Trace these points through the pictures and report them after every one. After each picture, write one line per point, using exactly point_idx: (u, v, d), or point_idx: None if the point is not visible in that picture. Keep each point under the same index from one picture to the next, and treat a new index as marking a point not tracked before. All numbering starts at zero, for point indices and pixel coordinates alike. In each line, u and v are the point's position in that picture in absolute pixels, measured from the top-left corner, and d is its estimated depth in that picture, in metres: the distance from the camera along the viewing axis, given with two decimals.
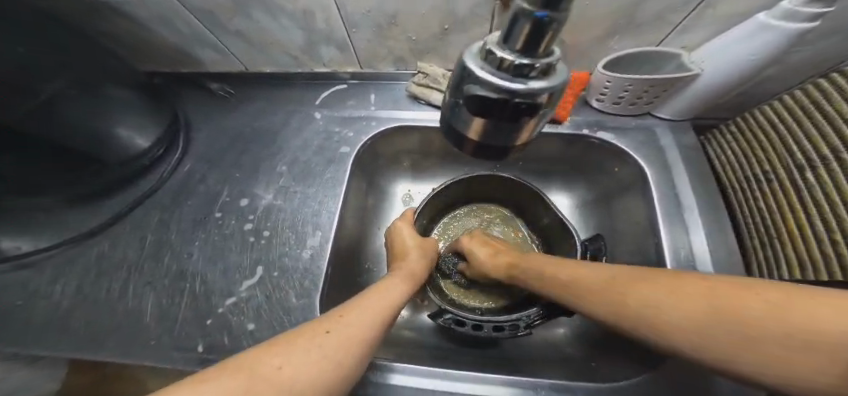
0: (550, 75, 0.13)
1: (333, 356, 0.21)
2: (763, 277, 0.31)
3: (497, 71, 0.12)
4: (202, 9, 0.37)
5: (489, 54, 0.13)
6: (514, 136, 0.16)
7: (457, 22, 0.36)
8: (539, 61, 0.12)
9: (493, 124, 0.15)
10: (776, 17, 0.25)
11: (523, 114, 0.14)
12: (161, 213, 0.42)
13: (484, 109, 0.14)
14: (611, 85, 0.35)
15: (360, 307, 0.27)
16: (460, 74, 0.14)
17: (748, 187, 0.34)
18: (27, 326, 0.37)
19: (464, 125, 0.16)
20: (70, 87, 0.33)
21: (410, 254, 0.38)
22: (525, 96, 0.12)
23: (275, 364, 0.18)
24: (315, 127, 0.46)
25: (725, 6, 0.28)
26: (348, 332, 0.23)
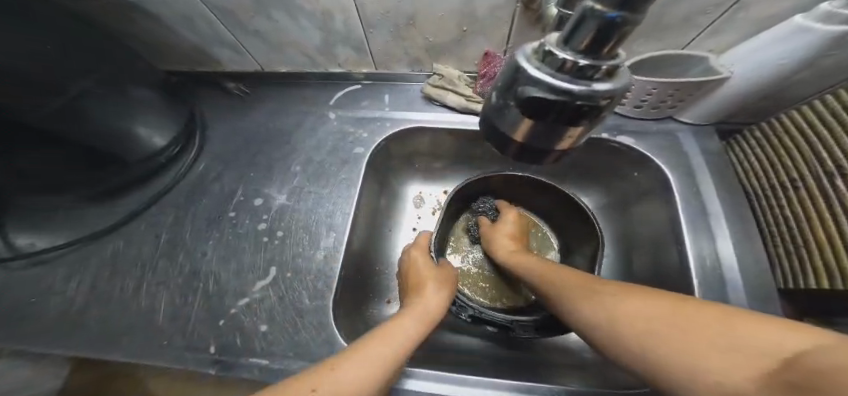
0: (612, 78, 0.12)
1: None
2: (789, 286, 0.30)
3: (557, 72, 0.12)
4: (221, 9, 0.37)
5: (548, 55, 0.12)
6: (564, 140, 0.15)
7: (476, 24, 0.36)
8: (604, 63, 0.12)
9: (543, 128, 0.14)
10: (812, 19, 0.25)
11: (579, 119, 0.13)
12: (175, 211, 0.42)
13: (536, 113, 0.14)
14: (634, 88, 0.34)
15: None
16: (513, 76, 0.14)
17: (774, 193, 0.33)
18: (41, 323, 0.37)
19: (511, 128, 0.16)
20: (94, 86, 0.34)
21: None
22: (586, 99, 0.12)
23: None
24: (329, 127, 0.46)
25: (758, 8, 0.27)
26: (358, 378, 0.21)
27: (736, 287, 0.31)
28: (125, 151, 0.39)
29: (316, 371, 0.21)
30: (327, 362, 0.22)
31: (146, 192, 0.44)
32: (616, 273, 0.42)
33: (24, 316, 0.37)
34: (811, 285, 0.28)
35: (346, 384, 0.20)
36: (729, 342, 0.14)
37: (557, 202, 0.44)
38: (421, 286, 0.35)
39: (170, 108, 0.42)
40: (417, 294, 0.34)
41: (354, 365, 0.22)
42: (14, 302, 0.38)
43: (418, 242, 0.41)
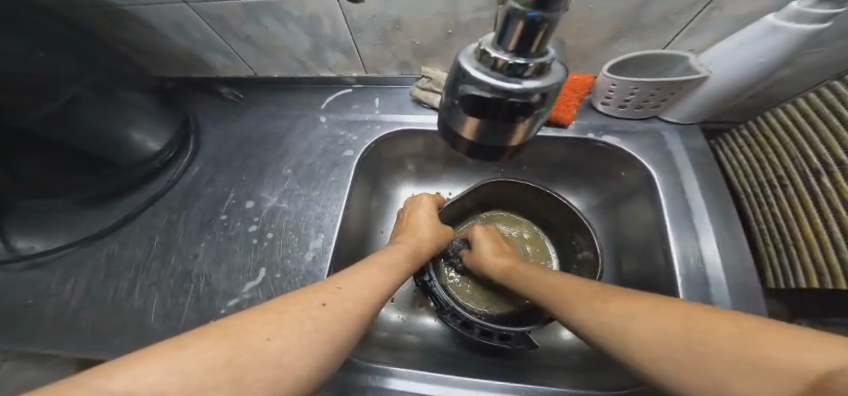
0: (545, 75, 0.13)
1: (325, 329, 0.20)
2: (779, 285, 0.30)
3: (492, 71, 0.13)
4: (213, 14, 0.38)
5: (484, 55, 0.13)
6: (512, 135, 0.16)
7: (461, 27, 0.36)
8: (533, 60, 0.12)
9: (489, 123, 0.15)
10: (785, 18, 0.25)
11: (518, 114, 0.14)
12: (169, 214, 0.43)
13: (480, 110, 0.14)
14: (616, 88, 0.34)
15: (356, 279, 0.26)
16: (455, 75, 0.14)
17: (760, 192, 0.33)
18: (36, 324, 0.37)
19: (460, 125, 0.16)
20: (89, 92, 0.34)
21: (420, 229, 0.39)
22: (520, 96, 0.13)
23: (265, 334, 0.18)
24: (321, 131, 0.47)
25: (734, 6, 0.27)
26: (356, 297, 0.24)
27: (721, 288, 0.31)
28: (120, 155, 0.39)
29: (324, 286, 0.24)
30: (329, 283, 0.25)
31: (142, 196, 0.45)
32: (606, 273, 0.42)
33: (21, 318, 0.38)
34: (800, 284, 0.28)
35: (349, 297, 0.24)
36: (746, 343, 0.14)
37: (547, 203, 0.44)
38: (416, 229, 0.39)
39: (164, 113, 0.43)
40: (410, 235, 0.38)
41: (355, 287, 0.25)
42: (12, 304, 0.39)
43: (420, 200, 0.44)
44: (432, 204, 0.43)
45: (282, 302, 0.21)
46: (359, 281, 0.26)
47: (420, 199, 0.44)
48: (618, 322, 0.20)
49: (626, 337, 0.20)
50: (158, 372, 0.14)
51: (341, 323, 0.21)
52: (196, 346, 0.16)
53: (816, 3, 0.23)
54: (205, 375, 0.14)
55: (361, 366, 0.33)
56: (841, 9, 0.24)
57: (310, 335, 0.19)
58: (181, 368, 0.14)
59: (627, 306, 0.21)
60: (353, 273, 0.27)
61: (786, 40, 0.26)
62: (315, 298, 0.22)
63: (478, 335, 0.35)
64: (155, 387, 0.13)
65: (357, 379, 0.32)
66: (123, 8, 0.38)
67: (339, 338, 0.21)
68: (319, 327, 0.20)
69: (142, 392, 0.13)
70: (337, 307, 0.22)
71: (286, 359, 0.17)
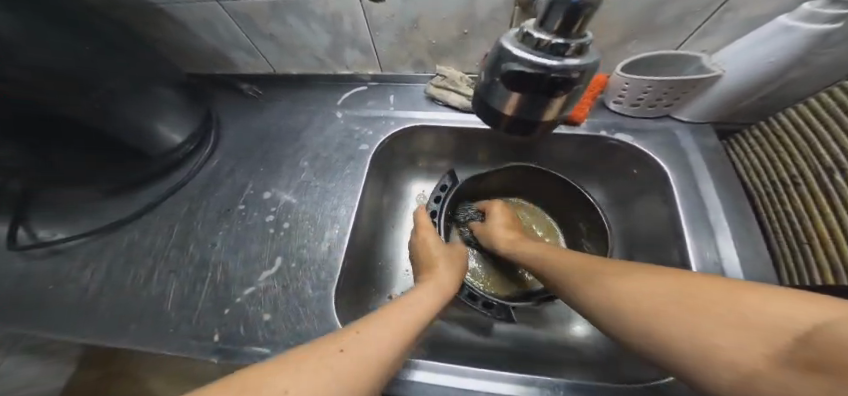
0: (583, 55, 0.14)
1: (343, 378, 0.20)
2: (794, 283, 0.30)
3: (534, 50, 0.14)
4: (240, 12, 0.40)
5: (526, 36, 0.14)
6: (545, 112, 0.17)
7: (477, 26, 0.38)
8: (573, 40, 0.13)
9: (526, 100, 0.16)
10: (796, 18, 0.26)
11: (555, 91, 0.15)
12: (189, 204, 0.44)
13: (520, 88, 0.15)
14: (630, 87, 0.35)
15: (377, 321, 0.26)
16: (497, 56, 0.15)
17: (773, 191, 0.33)
18: (58, 309, 0.38)
19: (497, 102, 0.17)
20: (126, 84, 0.36)
21: (438, 265, 0.38)
22: (560, 72, 0.14)
23: (283, 385, 0.18)
24: (337, 126, 0.48)
25: (748, 7, 0.28)
26: (376, 338, 0.24)
27: None
28: (148, 146, 0.41)
29: (344, 332, 0.24)
30: (350, 327, 0.25)
31: (162, 186, 0.46)
32: None
33: (42, 302, 0.39)
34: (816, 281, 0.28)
35: (368, 341, 0.23)
36: (748, 309, 0.16)
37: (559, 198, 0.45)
38: (432, 265, 0.38)
39: (188, 106, 0.44)
40: (430, 274, 0.37)
41: (378, 330, 0.25)
42: (33, 289, 0.40)
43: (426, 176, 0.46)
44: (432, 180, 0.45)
45: (305, 350, 0.21)
46: (381, 320, 0.26)
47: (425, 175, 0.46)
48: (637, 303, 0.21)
49: (645, 311, 0.20)
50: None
51: (362, 365, 0.22)
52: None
53: (827, 4, 0.24)
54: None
55: None
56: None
57: (327, 386, 0.19)
58: None
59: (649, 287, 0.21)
60: (375, 315, 0.27)
61: (796, 39, 0.26)
62: (334, 345, 0.22)
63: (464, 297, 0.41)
64: None
65: None
66: (156, 6, 0.40)
67: (361, 384, 0.21)
68: (338, 378, 0.20)
69: None
70: (357, 351, 0.22)
71: None
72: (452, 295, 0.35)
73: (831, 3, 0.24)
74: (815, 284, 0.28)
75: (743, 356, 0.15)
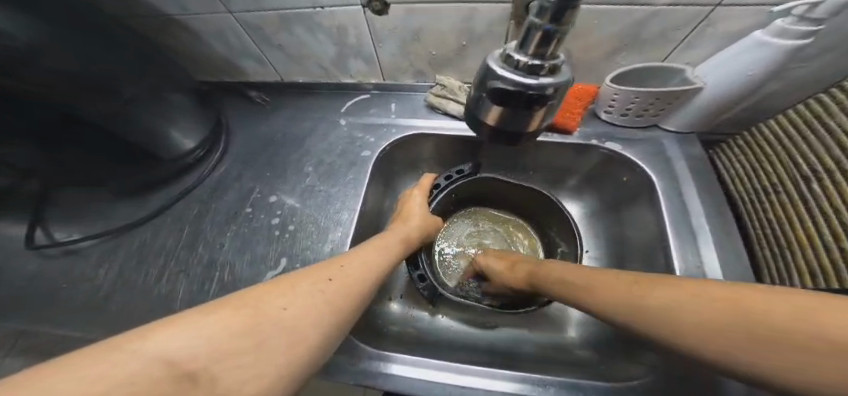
0: (557, 74, 0.16)
1: (332, 301, 0.24)
2: (775, 286, 0.32)
3: (515, 70, 0.16)
4: (251, 24, 0.42)
5: (507, 57, 0.16)
6: (527, 124, 0.18)
7: (474, 39, 0.40)
8: (547, 61, 0.15)
9: (510, 114, 0.18)
10: (770, 34, 0.27)
11: (534, 106, 0.17)
12: (198, 206, 0.46)
13: (503, 101, 0.17)
14: (618, 97, 0.37)
15: (356, 259, 0.30)
16: (483, 74, 0.17)
17: (756, 198, 0.35)
18: (73, 306, 0.40)
19: (484, 115, 0.19)
20: (145, 92, 0.39)
21: (411, 220, 0.42)
22: (536, 89, 0.15)
23: (281, 304, 0.21)
24: (340, 132, 0.50)
25: (727, 24, 0.30)
26: (357, 273, 0.28)
27: None
28: (162, 150, 0.44)
29: (328, 265, 0.27)
30: (333, 261, 0.28)
31: (173, 189, 0.48)
32: None
33: (58, 300, 0.41)
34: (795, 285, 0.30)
35: (351, 273, 0.27)
36: (770, 318, 0.16)
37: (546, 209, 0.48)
38: (407, 218, 0.42)
39: (200, 113, 0.46)
40: (402, 223, 0.41)
41: (355, 265, 0.29)
42: (50, 287, 0.42)
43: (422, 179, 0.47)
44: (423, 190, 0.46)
45: (294, 277, 0.24)
46: (360, 260, 0.30)
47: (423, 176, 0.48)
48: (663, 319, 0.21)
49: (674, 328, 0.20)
50: (191, 333, 0.16)
51: (345, 295, 0.25)
52: (223, 314, 0.18)
53: (797, 21, 0.26)
54: (230, 339, 0.17)
55: (374, 353, 0.35)
56: (820, 27, 0.26)
57: (318, 305, 0.22)
58: (214, 330, 0.17)
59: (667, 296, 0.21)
60: (353, 253, 0.31)
61: (770, 53, 0.28)
62: (322, 275, 0.25)
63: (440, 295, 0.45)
64: (189, 351, 0.15)
65: (369, 365, 0.34)
66: (172, 19, 0.43)
67: (345, 309, 0.24)
68: (327, 300, 0.23)
69: (176, 354, 0.15)
70: (341, 281, 0.26)
71: (298, 324, 0.20)
72: (415, 246, 0.40)
73: (800, 20, 0.26)
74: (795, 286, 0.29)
75: (803, 373, 0.14)
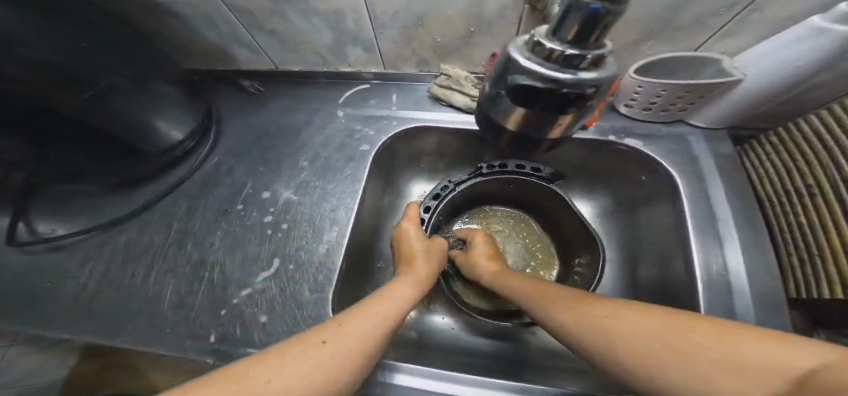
0: (601, 67, 0.13)
1: (326, 371, 0.21)
2: (804, 297, 0.29)
3: (545, 62, 0.13)
4: (241, 8, 0.39)
5: (537, 46, 0.13)
6: (554, 127, 0.16)
7: (484, 25, 0.36)
8: (590, 52, 0.12)
9: (535, 115, 0.15)
10: (830, 19, 0.24)
11: (567, 106, 0.14)
12: (188, 202, 0.44)
13: (527, 102, 0.14)
14: (643, 90, 0.34)
15: (363, 313, 0.27)
16: (504, 66, 0.14)
17: (788, 201, 0.32)
18: (54, 307, 0.38)
19: (503, 115, 0.16)
20: (125, 81, 0.35)
21: (419, 256, 0.37)
22: (572, 87, 0.13)
23: (266, 377, 0.19)
24: (337, 125, 0.47)
25: (773, 8, 0.27)
26: (360, 332, 0.25)
27: (746, 297, 0.30)
28: (147, 144, 0.41)
29: (326, 326, 0.25)
30: (333, 321, 0.26)
31: (162, 183, 0.46)
32: (621, 280, 0.41)
33: (39, 299, 0.39)
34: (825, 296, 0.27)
35: (352, 333, 0.25)
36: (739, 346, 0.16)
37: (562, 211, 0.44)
38: (417, 259, 0.37)
39: (189, 103, 0.44)
40: (412, 265, 0.36)
41: (359, 322, 0.26)
42: (30, 286, 0.40)
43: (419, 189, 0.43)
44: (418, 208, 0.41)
45: (286, 346, 0.22)
46: (365, 316, 0.27)
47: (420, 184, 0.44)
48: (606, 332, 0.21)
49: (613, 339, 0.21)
50: None
51: (341, 361, 0.22)
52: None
53: None
54: None
55: (370, 360, 0.32)
56: None
57: (308, 379, 0.20)
58: None
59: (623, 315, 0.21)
60: (360, 308, 0.28)
61: (829, 42, 0.24)
62: (317, 338, 0.23)
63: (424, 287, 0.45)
64: None
65: (365, 374, 0.32)
66: (155, 1, 0.40)
67: (337, 380, 0.22)
68: (319, 371, 0.21)
69: None
70: (338, 345, 0.23)
71: None
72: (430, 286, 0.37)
73: None
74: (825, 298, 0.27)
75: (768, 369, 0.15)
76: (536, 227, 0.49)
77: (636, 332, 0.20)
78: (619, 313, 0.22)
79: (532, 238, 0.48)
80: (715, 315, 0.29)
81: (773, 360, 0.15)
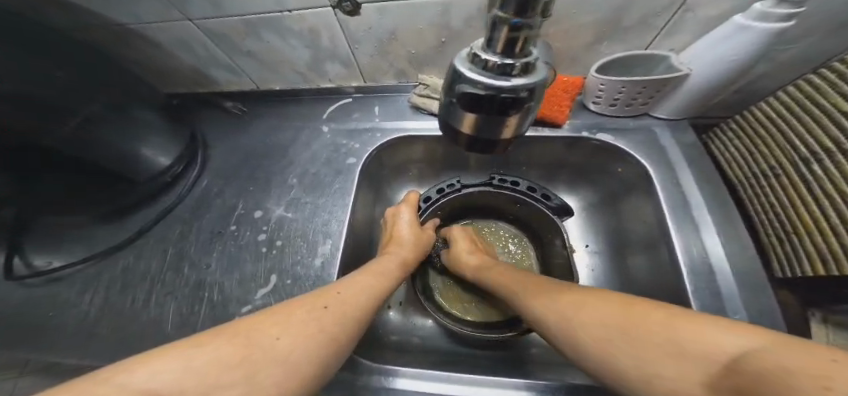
0: (532, 72, 0.14)
1: (327, 328, 0.25)
2: (787, 274, 0.30)
3: (484, 71, 0.14)
4: (217, 32, 0.40)
5: (475, 57, 0.14)
6: (501, 128, 0.17)
7: (453, 36, 0.38)
8: (519, 60, 0.14)
9: (483, 119, 0.16)
10: (752, 18, 0.26)
11: (508, 108, 0.15)
12: (182, 226, 0.45)
13: (475, 107, 0.15)
14: (606, 88, 0.36)
15: (353, 285, 0.30)
16: (451, 77, 0.16)
17: (755, 183, 0.34)
18: (58, 335, 0.39)
19: (457, 120, 0.17)
20: (105, 109, 0.36)
21: (403, 240, 0.41)
22: (509, 91, 0.14)
23: (275, 334, 0.22)
24: (323, 140, 0.48)
25: (705, 8, 0.29)
26: (354, 301, 0.28)
27: (726, 277, 0.31)
28: (137, 171, 0.42)
29: (323, 293, 0.28)
30: (328, 290, 0.29)
31: (155, 209, 0.47)
32: (609, 269, 0.43)
33: (42, 330, 0.39)
34: (808, 272, 0.28)
35: (347, 301, 0.28)
36: (682, 337, 0.17)
37: (537, 215, 0.45)
38: (400, 242, 0.40)
39: (172, 127, 0.45)
40: (396, 246, 0.40)
41: (351, 291, 0.29)
42: (34, 318, 0.41)
43: (408, 198, 0.45)
44: (410, 209, 0.43)
45: (287, 307, 0.25)
46: (357, 286, 0.30)
47: (410, 193, 0.46)
48: (569, 324, 0.24)
49: (573, 333, 0.23)
50: (180, 365, 0.18)
51: (341, 323, 0.26)
52: (208, 347, 0.20)
53: (778, 3, 0.25)
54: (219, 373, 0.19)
55: (372, 368, 0.34)
56: (800, 9, 0.25)
57: (311, 335, 0.23)
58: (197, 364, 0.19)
59: (583, 303, 0.24)
60: (350, 280, 0.31)
61: (751, 37, 0.27)
62: (317, 303, 0.26)
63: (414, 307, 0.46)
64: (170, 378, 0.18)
65: (368, 381, 0.33)
66: (129, 28, 0.41)
67: (340, 337, 0.25)
68: (321, 328, 0.24)
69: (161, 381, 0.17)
70: (337, 309, 0.26)
71: (290, 357, 0.22)
72: (412, 266, 0.40)
73: (781, 2, 0.25)
74: (808, 275, 0.28)
75: (699, 339, 0.17)
76: (531, 253, 0.48)
77: (587, 315, 0.23)
78: (584, 309, 0.24)
79: (517, 251, 0.48)
80: (695, 294, 0.31)
81: (708, 347, 0.16)
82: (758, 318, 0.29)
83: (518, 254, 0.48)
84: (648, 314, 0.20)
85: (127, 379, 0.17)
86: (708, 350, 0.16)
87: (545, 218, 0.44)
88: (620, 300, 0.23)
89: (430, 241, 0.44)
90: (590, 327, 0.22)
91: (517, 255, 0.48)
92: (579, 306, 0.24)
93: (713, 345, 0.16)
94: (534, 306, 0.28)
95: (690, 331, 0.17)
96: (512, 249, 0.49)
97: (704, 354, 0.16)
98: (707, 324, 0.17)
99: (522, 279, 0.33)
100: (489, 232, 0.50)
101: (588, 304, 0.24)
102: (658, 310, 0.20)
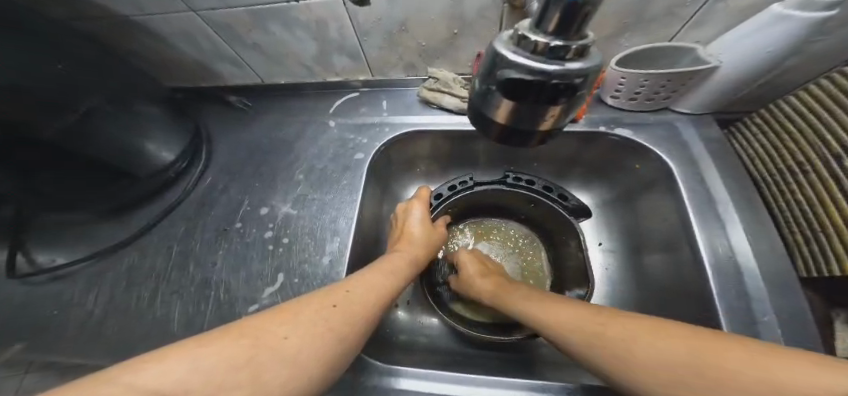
0: (585, 57, 0.13)
1: (335, 328, 0.24)
2: (812, 275, 0.29)
3: (531, 55, 0.13)
4: (221, 23, 0.39)
5: (522, 39, 0.13)
6: (542, 119, 0.16)
7: (466, 27, 0.37)
8: (573, 42, 0.12)
9: (525, 107, 0.15)
10: (790, 7, 0.25)
11: (558, 97, 0.14)
12: (186, 223, 0.44)
13: (517, 94, 0.14)
14: (626, 81, 0.34)
15: (362, 283, 0.29)
16: (492, 61, 0.15)
17: (781, 179, 0.33)
18: (63, 333, 0.38)
19: (494, 109, 0.16)
20: (106, 103, 0.35)
21: (414, 237, 0.40)
22: (560, 77, 0.13)
23: (281, 333, 0.22)
24: (330, 135, 0.47)
25: None
26: (363, 299, 0.27)
27: (753, 277, 0.30)
28: (140, 167, 0.41)
29: (332, 291, 0.27)
30: (337, 287, 0.28)
31: (159, 205, 0.46)
32: (623, 269, 0.42)
33: (47, 328, 0.39)
34: (833, 271, 0.27)
35: (357, 300, 0.27)
36: (772, 369, 0.16)
37: (551, 214, 0.44)
38: (410, 238, 0.39)
39: (176, 122, 0.44)
40: (406, 243, 0.39)
41: (360, 290, 0.28)
42: (38, 316, 0.40)
43: (420, 195, 0.44)
44: (423, 207, 0.42)
45: (295, 306, 0.24)
46: (365, 284, 0.29)
47: (423, 191, 0.45)
48: (618, 352, 0.22)
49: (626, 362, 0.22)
50: (184, 367, 0.17)
51: (349, 322, 0.25)
52: (214, 347, 0.19)
53: None
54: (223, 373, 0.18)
55: (383, 369, 0.33)
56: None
57: (319, 335, 0.23)
58: (203, 365, 0.18)
59: (625, 327, 0.23)
60: (358, 277, 0.30)
61: (788, 27, 0.26)
62: (325, 301, 0.25)
63: (421, 305, 0.46)
64: (177, 379, 0.17)
65: (380, 382, 0.32)
66: (131, 19, 0.40)
67: (348, 337, 0.24)
68: (330, 329, 0.23)
69: (170, 381, 0.16)
70: (346, 309, 0.26)
71: (297, 356, 0.21)
72: (424, 263, 0.39)
73: None
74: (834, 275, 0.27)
75: (800, 373, 0.15)
76: (542, 254, 0.47)
77: (640, 344, 0.22)
78: (635, 336, 0.22)
79: (529, 253, 0.47)
80: (719, 294, 0.30)
81: (820, 386, 0.14)
82: (786, 319, 0.27)
83: (531, 255, 0.47)
84: (721, 343, 0.19)
85: (123, 381, 0.16)
86: (822, 381, 0.14)
87: (559, 219, 0.44)
88: (670, 329, 0.22)
89: (441, 239, 0.43)
90: (647, 357, 0.21)
91: (529, 257, 0.47)
92: (624, 333, 0.23)
93: (821, 376, 0.15)
94: (567, 331, 0.27)
95: (776, 365, 0.16)
96: (524, 250, 0.48)
97: (811, 390, 0.14)
98: (794, 356, 0.17)
99: (544, 299, 0.32)
100: (501, 232, 0.49)
101: (635, 328, 0.23)
102: (723, 338, 0.19)
